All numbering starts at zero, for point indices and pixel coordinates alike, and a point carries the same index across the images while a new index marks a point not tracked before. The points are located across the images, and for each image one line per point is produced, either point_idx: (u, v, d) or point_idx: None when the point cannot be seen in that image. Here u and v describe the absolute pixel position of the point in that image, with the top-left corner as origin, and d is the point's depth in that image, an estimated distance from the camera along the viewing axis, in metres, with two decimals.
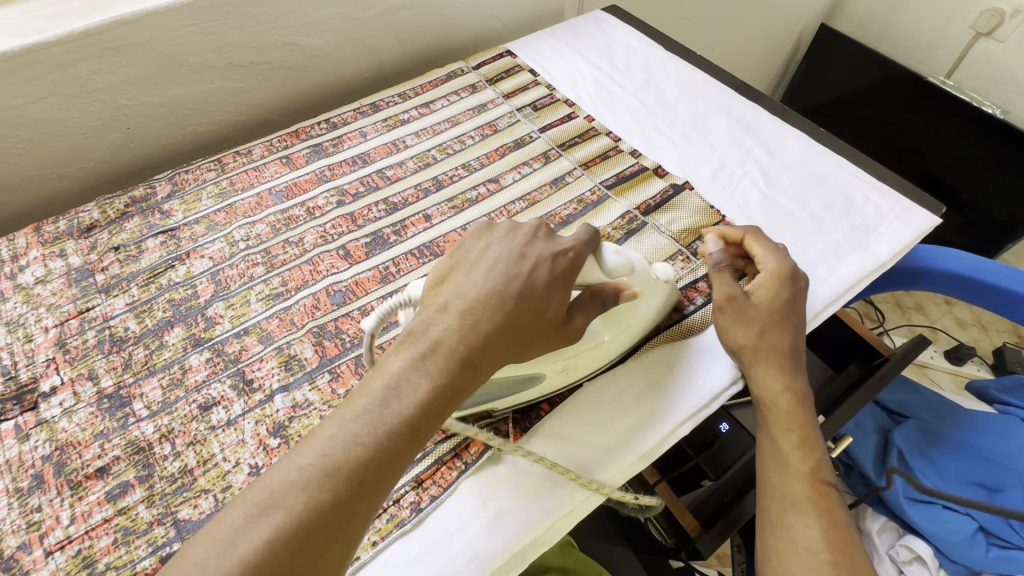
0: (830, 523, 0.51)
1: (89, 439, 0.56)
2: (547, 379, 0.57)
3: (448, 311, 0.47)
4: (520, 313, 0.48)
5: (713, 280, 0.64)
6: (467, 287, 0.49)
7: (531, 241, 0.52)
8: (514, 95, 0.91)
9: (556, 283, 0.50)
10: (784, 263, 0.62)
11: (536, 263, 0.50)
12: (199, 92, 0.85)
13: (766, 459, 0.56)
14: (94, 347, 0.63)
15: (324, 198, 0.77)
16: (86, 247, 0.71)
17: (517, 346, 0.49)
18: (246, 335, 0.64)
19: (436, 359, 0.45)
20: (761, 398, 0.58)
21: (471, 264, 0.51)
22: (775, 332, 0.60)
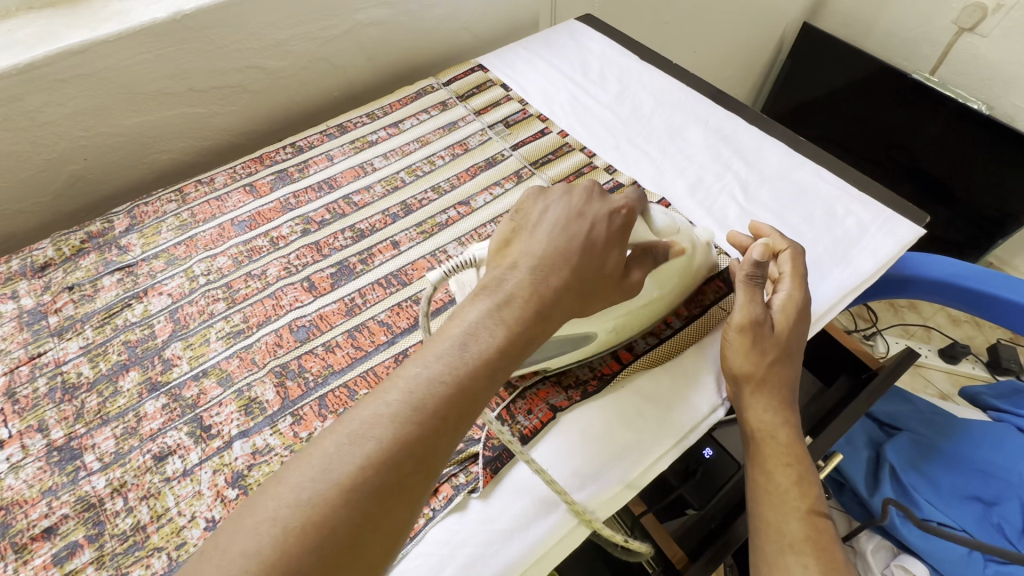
0: (830, 567, 0.49)
1: (37, 497, 0.53)
2: (599, 338, 0.59)
3: (519, 267, 0.49)
4: (586, 265, 0.50)
5: (743, 293, 0.59)
6: (534, 246, 0.51)
7: (589, 200, 0.54)
8: (486, 111, 0.89)
9: (614, 239, 0.52)
10: (802, 291, 0.60)
11: (594, 221, 0.53)
12: (159, 119, 0.82)
13: (760, 495, 0.54)
14: (45, 396, 0.60)
15: (288, 227, 0.74)
16: (39, 288, 0.68)
17: (582, 300, 0.50)
18: (204, 378, 0.61)
19: (511, 309, 0.46)
20: (757, 431, 0.56)
21: (533, 224, 0.53)
22: (783, 362, 0.57)
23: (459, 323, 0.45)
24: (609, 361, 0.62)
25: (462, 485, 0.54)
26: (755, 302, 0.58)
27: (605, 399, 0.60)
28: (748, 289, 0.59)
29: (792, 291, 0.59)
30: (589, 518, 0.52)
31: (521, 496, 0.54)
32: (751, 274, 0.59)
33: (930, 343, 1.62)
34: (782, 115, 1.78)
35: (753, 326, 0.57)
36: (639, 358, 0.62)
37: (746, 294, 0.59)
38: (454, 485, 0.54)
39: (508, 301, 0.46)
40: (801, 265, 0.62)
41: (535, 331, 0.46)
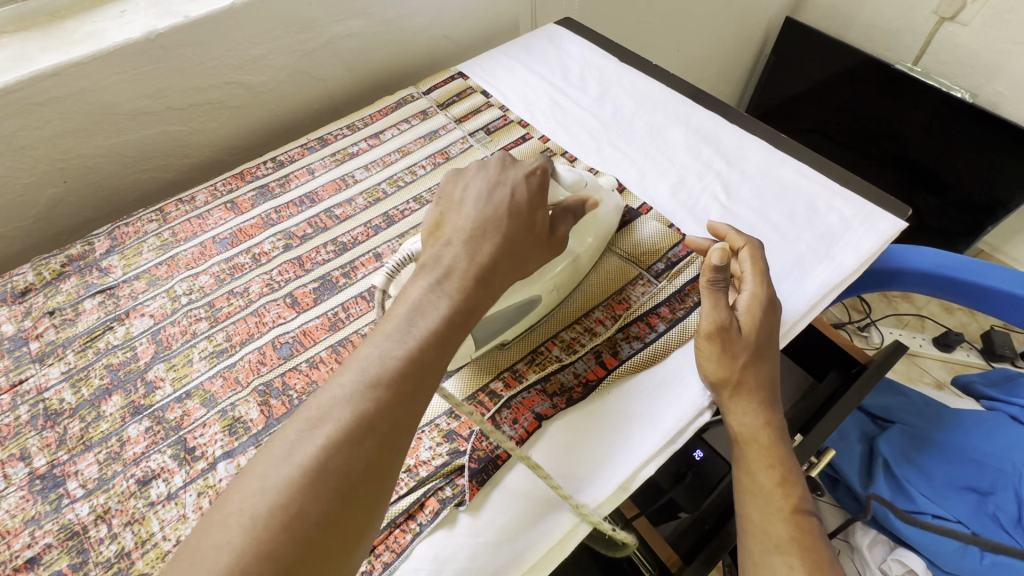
0: (816, 566, 0.49)
1: (20, 526, 0.53)
2: (542, 300, 0.62)
3: (454, 242, 0.51)
4: (517, 225, 0.54)
5: (706, 302, 0.60)
6: (463, 220, 0.53)
7: (504, 168, 0.57)
8: (466, 119, 0.88)
9: (535, 199, 0.55)
10: (765, 288, 0.60)
11: (514, 186, 0.56)
12: (139, 139, 0.82)
13: (745, 497, 0.54)
14: (27, 423, 0.59)
15: (270, 243, 0.74)
16: (20, 314, 0.68)
17: (519, 261, 0.54)
18: (188, 400, 0.60)
19: (451, 282, 0.48)
20: (739, 434, 0.56)
21: (458, 203, 0.55)
22: (756, 364, 0.57)
23: (403, 302, 0.47)
24: (594, 366, 0.61)
25: (449, 498, 0.53)
26: (719, 308, 0.59)
27: (591, 406, 0.60)
28: (711, 295, 0.60)
29: (755, 290, 0.59)
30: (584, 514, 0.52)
31: (509, 508, 0.54)
32: (712, 280, 0.61)
33: (924, 332, 1.62)
34: (769, 109, 1.78)
35: (718, 332, 0.58)
36: (625, 362, 0.61)
37: (710, 301, 0.60)
38: (442, 498, 0.53)
39: (448, 273, 0.49)
40: (761, 261, 0.61)
41: (480, 298, 0.49)
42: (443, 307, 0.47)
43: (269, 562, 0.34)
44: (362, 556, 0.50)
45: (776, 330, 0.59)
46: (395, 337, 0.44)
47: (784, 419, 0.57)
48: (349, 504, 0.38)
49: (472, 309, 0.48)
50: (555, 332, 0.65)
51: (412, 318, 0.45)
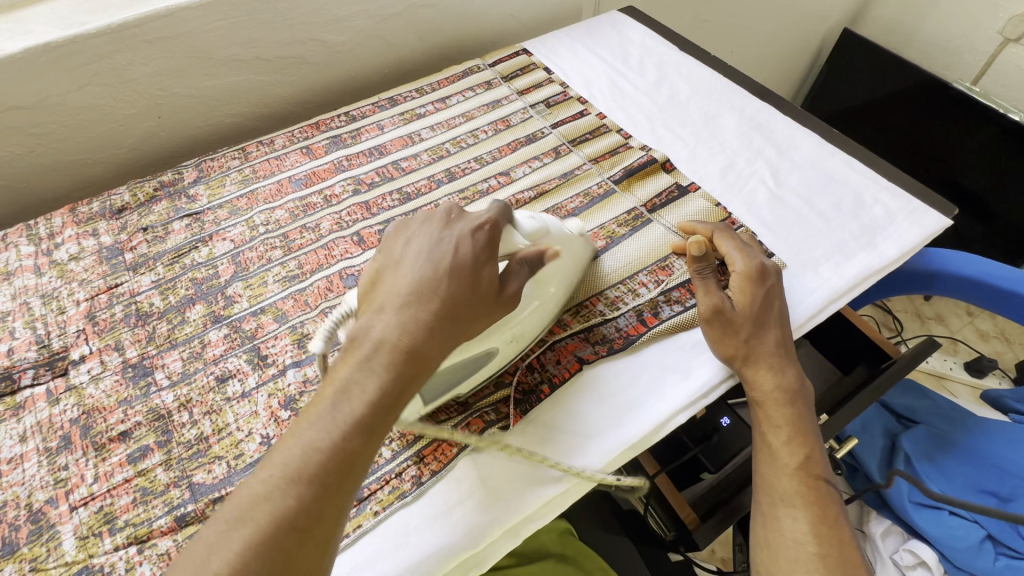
0: (819, 518, 0.53)
1: (114, 405, 0.59)
2: (499, 352, 0.57)
3: (386, 309, 0.48)
4: (456, 285, 0.49)
5: (697, 289, 0.64)
6: (399, 284, 0.49)
7: (450, 222, 0.53)
8: (528, 92, 0.93)
9: (481, 256, 0.51)
10: (748, 261, 0.64)
11: (458, 242, 0.51)
12: (228, 84, 0.88)
13: (756, 454, 0.58)
14: (121, 320, 0.66)
15: (340, 187, 0.80)
16: (117, 228, 0.75)
17: (459, 326, 0.49)
18: (262, 314, 0.66)
19: (380, 357, 0.45)
20: (753, 398, 0.59)
21: (398, 260, 0.52)
22: (759, 334, 0.60)
23: (331, 384, 0.46)
24: (635, 322, 0.65)
25: (494, 421, 0.58)
26: (711, 292, 0.63)
27: (613, 367, 0.63)
28: (700, 284, 0.64)
29: (742, 267, 0.63)
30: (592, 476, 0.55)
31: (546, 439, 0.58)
32: (698, 269, 0.64)
33: (955, 355, 1.60)
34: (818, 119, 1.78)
35: (716, 315, 0.61)
36: (664, 321, 0.65)
37: (702, 288, 0.63)
38: (487, 420, 0.58)
39: (378, 347, 0.46)
40: (734, 239, 0.67)
41: (415, 376, 0.46)
42: (373, 387, 0.45)
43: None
44: (413, 462, 0.56)
45: (770, 296, 0.63)
46: (321, 425, 0.44)
47: (799, 381, 0.60)
48: (295, 561, 0.40)
49: (398, 396, 0.45)
50: (600, 289, 0.69)
51: (338, 402, 0.44)
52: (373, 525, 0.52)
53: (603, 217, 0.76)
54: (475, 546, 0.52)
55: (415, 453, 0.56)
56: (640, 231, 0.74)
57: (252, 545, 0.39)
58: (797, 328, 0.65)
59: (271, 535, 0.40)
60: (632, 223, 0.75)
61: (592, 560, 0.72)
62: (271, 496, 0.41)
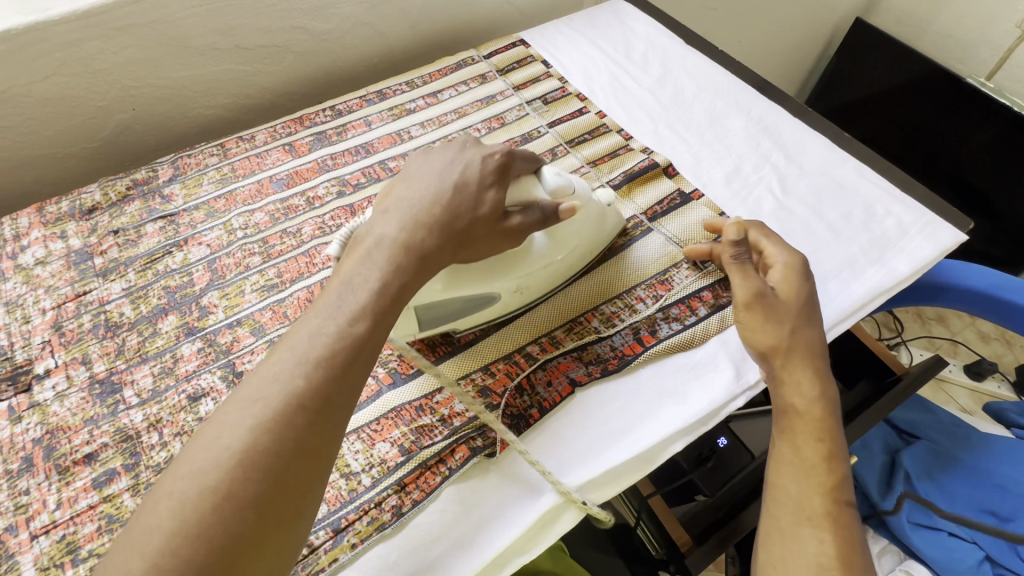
0: (844, 543, 0.49)
1: (79, 424, 0.56)
2: (501, 299, 0.60)
3: (390, 212, 0.51)
4: (460, 201, 0.53)
5: (735, 277, 0.61)
6: (406, 192, 0.53)
7: (464, 148, 0.57)
8: (525, 87, 0.88)
9: (488, 180, 0.55)
10: (794, 253, 0.61)
11: (467, 165, 0.55)
12: (206, 74, 0.83)
13: (787, 465, 0.53)
14: (89, 331, 0.63)
15: (324, 188, 0.75)
16: (86, 230, 0.71)
17: (456, 240, 0.52)
18: (238, 327, 0.63)
19: (381, 251, 0.48)
20: (792, 404, 0.55)
21: (411, 176, 0.55)
22: (804, 329, 0.57)
23: (337, 278, 0.47)
24: (632, 341, 0.62)
25: (479, 448, 0.55)
26: (750, 277, 0.60)
27: (623, 379, 0.60)
28: (738, 269, 0.61)
29: (784, 256, 0.60)
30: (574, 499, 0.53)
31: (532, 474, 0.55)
32: (734, 254, 0.62)
33: (955, 358, 1.58)
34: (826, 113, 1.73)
35: (755, 300, 0.58)
36: (661, 342, 0.62)
37: (740, 273, 0.61)
38: (472, 447, 0.55)
39: (378, 242, 0.49)
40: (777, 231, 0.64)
41: (410, 279, 0.48)
42: (374, 277, 0.47)
43: (231, 501, 0.37)
44: (393, 490, 0.53)
45: (813, 292, 0.59)
46: (327, 314, 0.44)
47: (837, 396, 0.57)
48: (307, 445, 0.40)
49: (397, 291, 0.47)
50: (596, 303, 0.65)
51: (343, 294, 0.45)
52: (350, 559, 0.50)
53: None
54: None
55: (396, 481, 0.53)
56: (639, 241, 0.70)
57: (263, 426, 0.39)
58: None
59: (280, 415, 0.39)
60: (631, 232, 0.71)
61: None
62: (281, 377, 0.41)
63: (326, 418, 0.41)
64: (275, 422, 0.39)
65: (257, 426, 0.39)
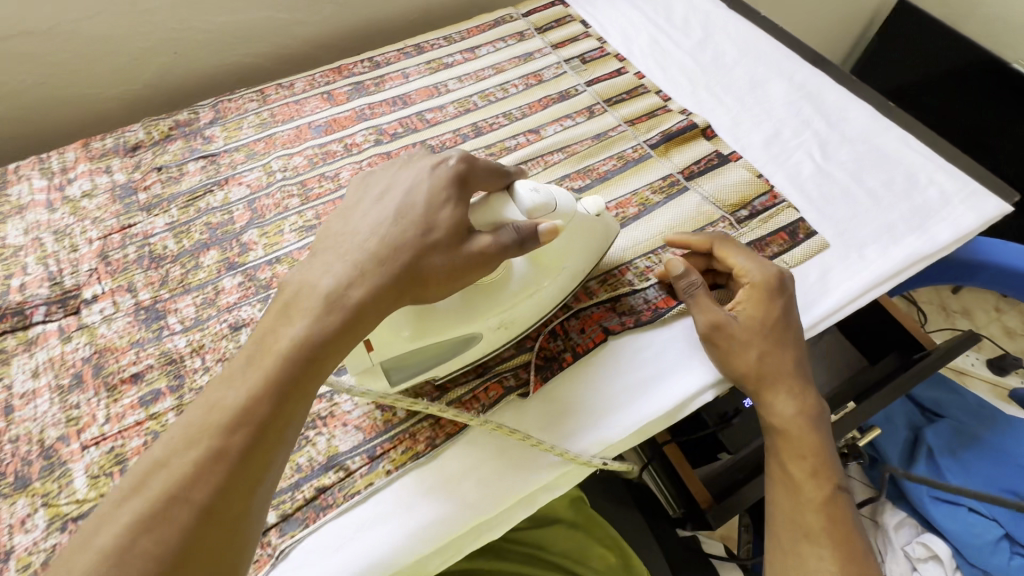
0: (844, 556, 0.50)
1: (126, 346, 0.58)
2: (484, 338, 0.54)
3: (327, 258, 0.46)
4: (406, 229, 0.46)
5: (694, 307, 0.58)
6: (344, 229, 0.48)
7: (413, 165, 0.51)
8: (564, 46, 0.87)
9: (439, 198, 0.48)
10: (759, 270, 0.57)
11: (418, 183, 0.49)
12: (246, 21, 0.84)
13: (776, 485, 0.54)
14: (134, 262, 0.64)
15: (362, 136, 0.76)
16: (131, 166, 0.72)
17: (408, 279, 0.45)
18: (277, 264, 0.64)
19: (303, 305, 0.43)
20: (772, 425, 0.55)
21: (354, 206, 0.50)
22: (769, 353, 0.55)
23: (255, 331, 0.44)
24: (665, 296, 0.62)
25: (513, 388, 0.57)
26: (711, 307, 0.57)
27: (656, 331, 0.61)
28: (694, 301, 0.59)
29: (752, 277, 0.57)
30: (591, 462, 0.53)
31: (570, 420, 0.55)
32: (687, 284, 0.59)
33: (980, 351, 1.56)
34: None
35: (715, 331, 0.56)
36: None
37: (698, 303, 0.58)
38: (506, 387, 0.57)
39: (301, 292, 0.44)
40: (730, 245, 0.60)
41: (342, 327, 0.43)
42: (293, 334, 0.42)
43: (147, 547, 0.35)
44: (429, 423, 0.54)
45: (787, 310, 0.57)
46: (239, 374, 0.41)
47: (823, 406, 0.56)
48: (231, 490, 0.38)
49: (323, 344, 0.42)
50: (630, 258, 0.65)
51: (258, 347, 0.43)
52: (386, 484, 0.51)
53: (636, 183, 0.72)
54: (455, 529, 0.50)
55: (432, 415, 0.55)
56: (675, 199, 0.70)
57: (141, 520, 0.36)
58: (834, 312, 0.62)
59: (164, 507, 0.36)
60: (667, 190, 0.71)
61: (602, 529, 0.71)
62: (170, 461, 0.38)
63: (222, 514, 0.37)
64: (154, 518, 0.36)
65: (134, 524, 0.36)
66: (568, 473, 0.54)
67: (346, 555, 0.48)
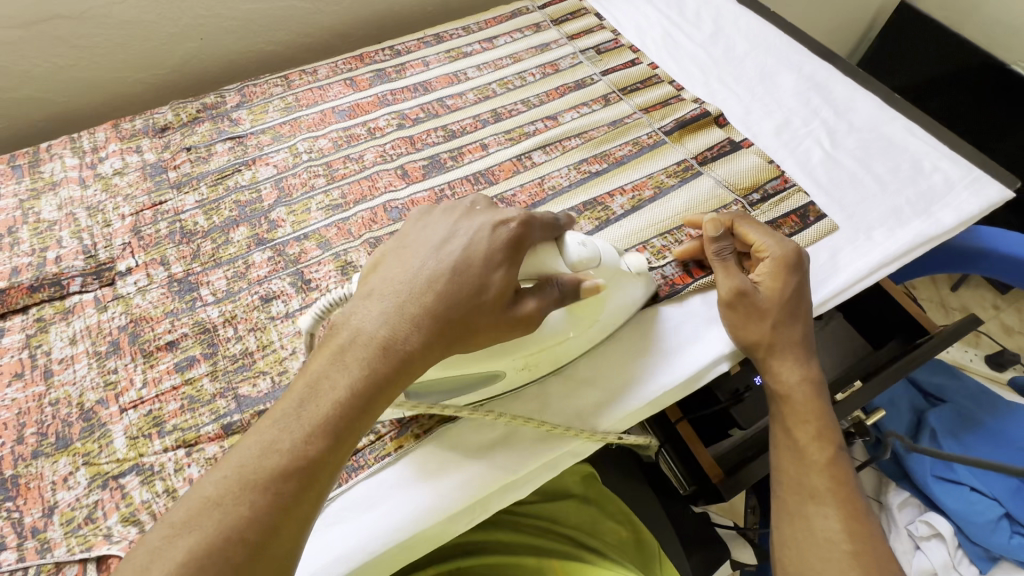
0: (848, 515, 0.52)
1: (160, 316, 0.60)
2: (507, 375, 0.53)
3: (375, 298, 0.46)
4: (461, 288, 0.46)
5: (718, 275, 0.61)
6: (396, 273, 0.47)
7: (470, 214, 0.50)
8: (579, 37, 0.90)
9: (496, 258, 0.47)
10: (779, 244, 0.59)
11: (473, 236, 0.48)
12: (271, 9, 0.86)
13: (781, 449, 0.57)
14: (165, 237, 0.66)
15: (384, 120, 0.78)
16: (160, 146, 0.75)
17: (451, 333, 0.45)
18: (306, 240, 0.66)
19: (356, 352, 0.43)
20: (776, 390, 0.58)
21: (407, 246, 0.50)
22: (786, 324, 0.58)
23: (303, 375, 0.43)
24: (681, 273, 0.65)
25: None
26: (734, 274, 0.59)
27: (673, 305, 0.63)
28: (720, 267, 0.61)
29: (773, 251, 0.59)
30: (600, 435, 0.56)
31: (593, 389, 0.58)
32: (716, 251, 0.61)
33: (978, 347, 1.58)
34: None
35: (738, 298, 0.58)
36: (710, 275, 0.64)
37: (721, 271, 0.60)
38: None
39: (354, 339, 0.44)
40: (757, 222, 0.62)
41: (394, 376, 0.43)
42: (343, 384, 0.42)
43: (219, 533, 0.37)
44: None
45: (802, 285, 0.59)
46: (285, 420, 0.41)
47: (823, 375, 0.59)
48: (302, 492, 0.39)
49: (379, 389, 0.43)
50: (647, 238, 0.67)
51: (309, 394, 0.42)
52: (415, 446, 0.54)
53: (652, 167, 0.74)
54: (482, 493, 0.52)
55: None
56: (690, 183, 0.72)
57: (196, 556, 0.35)
58: (843, 290, 0.64)
59: (217, 546, 0.36)
60: (682, 174, 0.74)
61: (614, 505, 0.72)
62: (224, 500, 0.38)
63: (270, 550, 0.37)
64: (210, 556, 0.36)
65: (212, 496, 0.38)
66: (578, 446, 0.56)
67: (378, 515, 0.50)
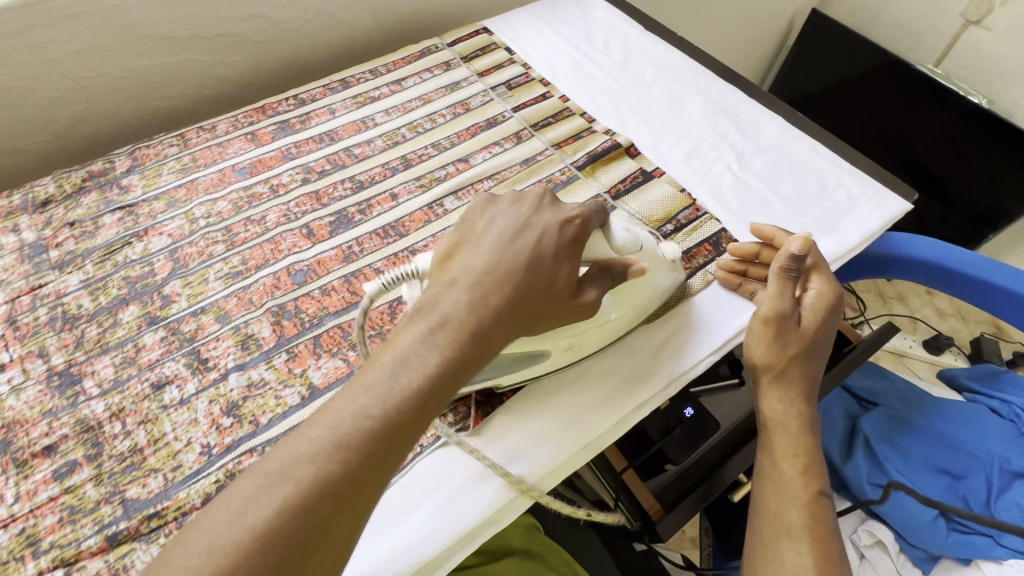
0: (823, 555, 0.50)
1: (37, 417, 0.55)
2: (552, 356, 0.56)
3: (459, 284, 0.45)
4: (537, 280, 0.46)
5: (770, 289, 0.60)
6: (475, 259, 0.47)
7: (537, 209, 0.51)
8: (489, 74, 0.89)
9: (564, 252, 0.49)
10: (832, 288, 0.62)
11: (543, 231, 0.49)
12: (161, 65, 0.82)
13: (764, 478, 0.56)
14: (45, 324, 0.61)
15: (288, 175, 0.75)
16: (40, 223, 0.69)
17: (526, 317, 0.46)
18: (203, 314, 0.62)
19: (447, 332, 0.42)
20: (769, 418, 0.57)
21: (477, 236, 0.49)
22: (808, 361, 0.59)
23: (391, 349, 0.41)
24: None
25: (452, 424, 0.56)
26: (785, 295, 0.59)
27: None
28: (779, 281, 0.60)
29: (822, 290, 0.61)
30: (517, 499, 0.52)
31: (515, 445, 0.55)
32: (785, 266, 0.60)
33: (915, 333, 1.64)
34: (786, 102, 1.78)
35: (778, 319, 0.58)
36: None
37: (777, 286, 0.60)
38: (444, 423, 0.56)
39: (442, 324, 0.42)
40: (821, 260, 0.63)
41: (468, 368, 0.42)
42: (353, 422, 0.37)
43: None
44: None
45: (829, 332, 0.61)
46: (375, 393, 0.39)
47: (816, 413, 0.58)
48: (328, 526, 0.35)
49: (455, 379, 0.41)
50: None
51: (397, 372, 0.40)
52: None
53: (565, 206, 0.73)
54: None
55: None
56: None
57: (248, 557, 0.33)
58: None
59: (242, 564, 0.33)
60: None
61: (557, 556, 0.71)
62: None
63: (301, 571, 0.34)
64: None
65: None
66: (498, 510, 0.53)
67: None
